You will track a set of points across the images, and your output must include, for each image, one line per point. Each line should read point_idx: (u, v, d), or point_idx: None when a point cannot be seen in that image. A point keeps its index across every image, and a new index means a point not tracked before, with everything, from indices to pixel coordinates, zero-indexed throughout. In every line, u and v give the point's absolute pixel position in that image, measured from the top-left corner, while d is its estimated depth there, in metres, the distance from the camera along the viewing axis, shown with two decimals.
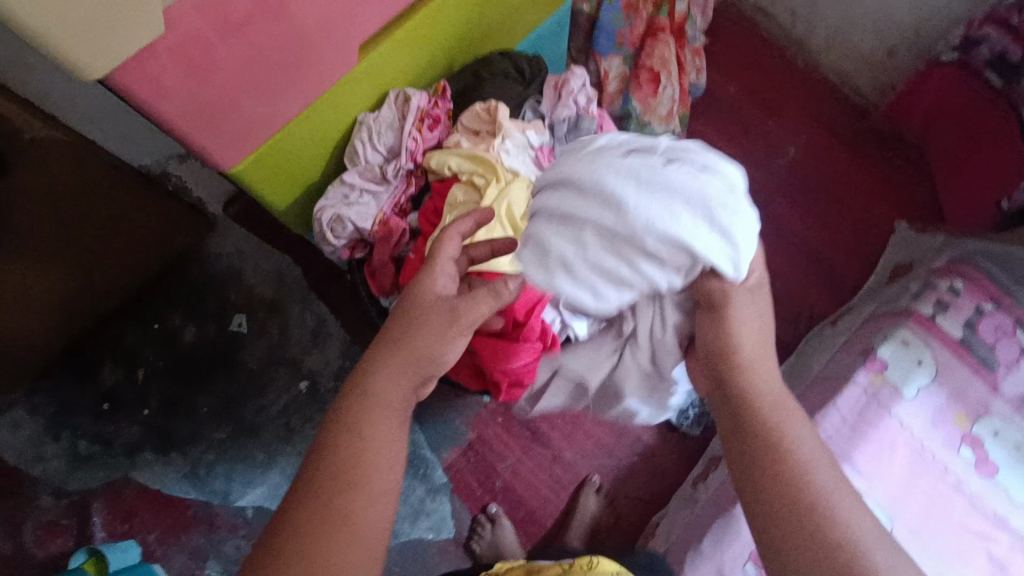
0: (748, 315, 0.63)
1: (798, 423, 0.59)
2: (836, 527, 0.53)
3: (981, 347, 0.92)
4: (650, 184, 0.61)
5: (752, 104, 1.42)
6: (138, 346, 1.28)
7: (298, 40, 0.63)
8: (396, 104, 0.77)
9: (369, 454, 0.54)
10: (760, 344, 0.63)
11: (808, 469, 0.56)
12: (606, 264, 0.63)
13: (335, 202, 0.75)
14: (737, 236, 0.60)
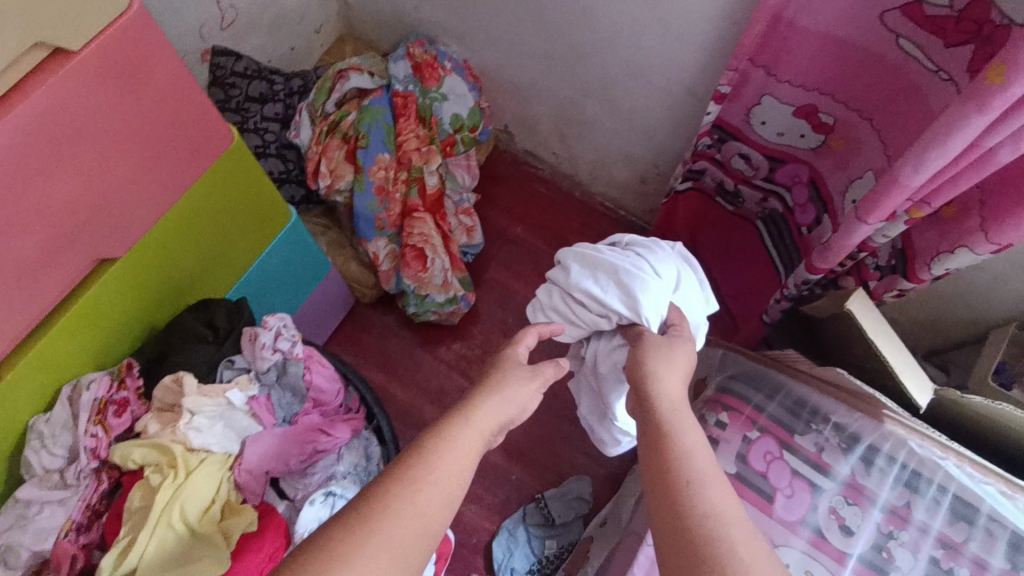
0: (673, 350, 0.66)
1: (693, 428, 0.56)
2: (711, 515, 0.48)
3: (752, 477, 0.90)
4: (598, 263, 0.72)
5: (539, 241, 1.46)
6: None
7: None
8: (71, 399, 0.70)
9: (449, 456, 0.53)
10: (675, 367, 0.64)
11: (691, 465, 0.52)
12: (560, 307, 0.74)
13: (7, 527, 0.67)
14: (651, 304, 0.69)
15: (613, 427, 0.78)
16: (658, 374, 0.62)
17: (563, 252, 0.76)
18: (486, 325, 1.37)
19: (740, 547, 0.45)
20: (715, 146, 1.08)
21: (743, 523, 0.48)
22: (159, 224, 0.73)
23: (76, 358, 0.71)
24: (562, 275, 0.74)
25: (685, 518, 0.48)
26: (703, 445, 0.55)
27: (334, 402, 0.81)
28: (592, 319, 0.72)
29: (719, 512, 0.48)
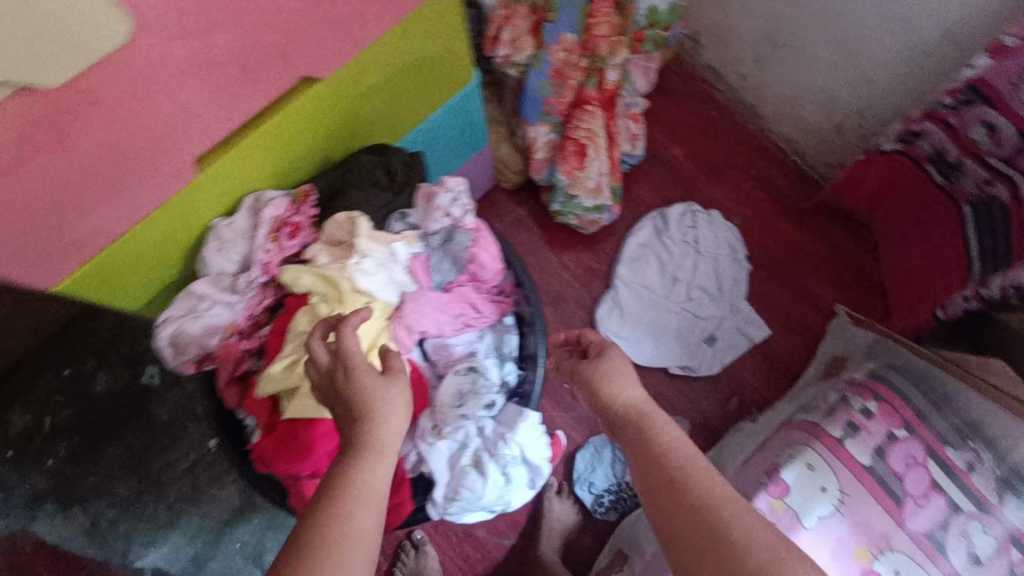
0: (611, 361, 0.67)
1: (663, 420, 0.61)
2: (707, 498, 0.54)
3: (888, 476, 0.87)
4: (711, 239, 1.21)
5: (698, 169, 1.35)
6: (47, 397, 1.25)
7: (99, 161, 0.57)
8: (251, 209, 0.71)
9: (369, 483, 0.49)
10: (625, 374, 0.66)
11: (671, 459, 0.57)
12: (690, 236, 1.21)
13: (181, 314, 0.71)
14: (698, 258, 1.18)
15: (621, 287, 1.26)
16: (613, 394, 0.65)
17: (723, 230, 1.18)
18: (621, 242, 1.31)
19: (733, 527, 0.52)
20: (956, 108, 0.90)
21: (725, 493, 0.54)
22: (362, 57, 0.71)
23: (262, 174, 0.73)
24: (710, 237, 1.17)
25: (689, 512, 0.53)
26: (674, 434, 0.60)
27: (493, 282, 0.76)
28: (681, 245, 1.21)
29: (711, 494, 0.54)
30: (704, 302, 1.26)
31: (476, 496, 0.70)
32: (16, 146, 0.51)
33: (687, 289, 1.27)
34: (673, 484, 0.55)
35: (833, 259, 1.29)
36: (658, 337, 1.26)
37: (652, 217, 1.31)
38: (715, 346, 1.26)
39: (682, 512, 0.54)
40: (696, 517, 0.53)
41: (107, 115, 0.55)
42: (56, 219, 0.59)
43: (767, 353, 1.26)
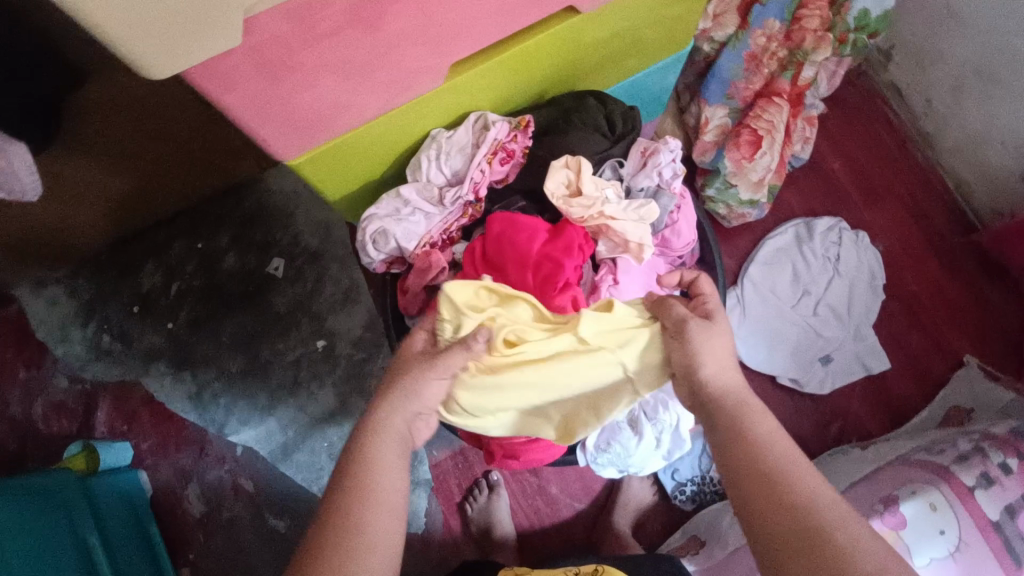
0: (715, 320, 0.59)
1: (760, 413, 0.57)
2: (812, 504, 0.51)
3: (1013, 537, 0.85)
4: (840, 263, 1.25)
5: (853, 186, 1.31)
6: (182, 261, 1.36)
7: (387, 51, 0.58)
8: (473, 128, 0.73)
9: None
10: (722, 344, 0.58)
11: (766, 457, 0.54)
12: (819, 247, 1.25)
13: (384, 214, 0.72)
14: (839, 286, 1.24)
15: (745, 282, 1.25)
16: (708, 371, 0.57)
17: (866, 278, 1.25)
18: (758, 242, 1.28)
19: (839, 535, 0.50)
20: None
21: (830, 502, 0.52)
22: (622, 3, 0.68)
23: (488, 96, 0.74)
24: (853, 274, 1.24)
25: (791, 519, 0.51)
26: (771, 425, 0.56)
27: (681, 252, 0.76)
28: (814, 252, 1.25)
29: (818, 505, 0.51)
30: (829, 321, 1.23)
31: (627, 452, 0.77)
32: (341, 16, 0.51)
33: (816, 304, 1.23)
34: (777, 487, 0.52)
35: (972, 308, 1.25)
36: (771, 344, 1.23)
37: (795, 224, 1.28)
38: (828, 367, 1.22)
39: (788, 521, 0.51)
40: (805, 526, 0.50)
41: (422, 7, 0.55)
42: (327, 95, 0.60)
43: (882, 387, 1.23)
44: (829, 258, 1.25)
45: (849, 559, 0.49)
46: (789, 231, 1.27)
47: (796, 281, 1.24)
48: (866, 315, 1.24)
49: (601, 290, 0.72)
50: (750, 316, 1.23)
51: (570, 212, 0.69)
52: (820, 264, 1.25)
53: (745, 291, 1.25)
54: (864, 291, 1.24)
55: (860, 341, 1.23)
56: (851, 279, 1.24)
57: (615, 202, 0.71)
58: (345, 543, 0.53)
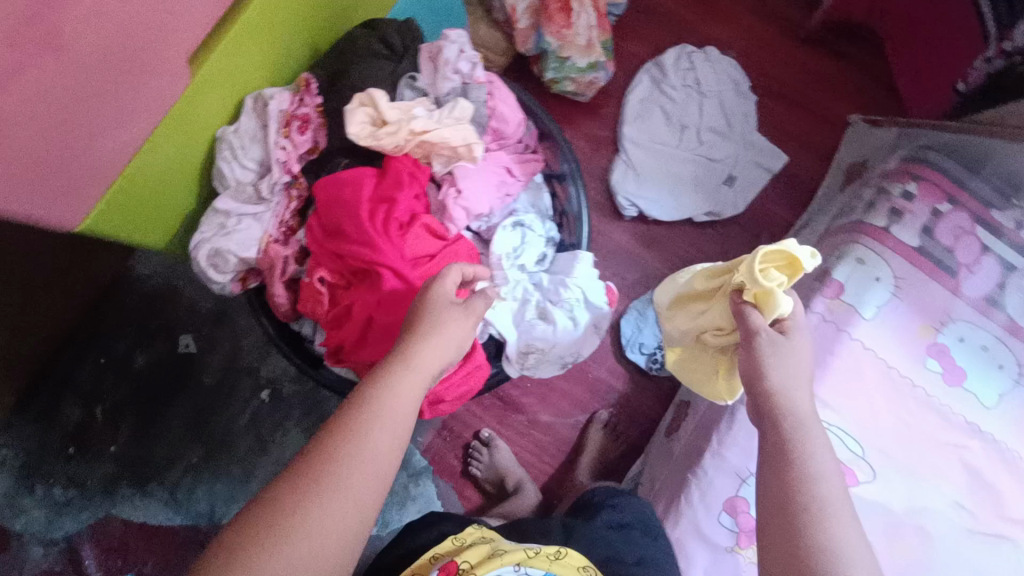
0: (796, 349, 0.63)
1: (813, 431, 0.58)
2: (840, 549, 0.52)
3: (940, 253, 0.87)
4: (702, 84, 1.24)
5: (683, 7, 1.29)
6: (93, 383, 1.29)
7: (112, 65, 0.53)
8: (255, 110, 0.69)
9: (332, 510, 0.48)
10: (798, 369, 0.61)
11: (818, 488, 0.55)
12: (676, 80, 1.24)
13: (210, 234, 0.67)
14: (710, 106, 1.23)
15: (625, 141, 1.22)
16: (780, 383, 0.60)
17: (729, 87, 1.24)
18: (622, 102, 1.25)
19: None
20: None
21: (852, 551, 0.53)
22: None
23: (251, 70, 0.69)
24: (717, 90, 1.24)
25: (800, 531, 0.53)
26: (829, 461, 0.57)
27: (516, 137, 0.75)
28: (673, 86, 1.24)
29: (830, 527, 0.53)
30: (716, 143, 1.22)
31: (551, 343, 0.72)
32: (21, 49, 0.44)
33: (698, 133, 1.23)
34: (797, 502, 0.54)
35: (837, 70, 1.26)
36: (676, 188, 1.21)
37: (646, 69, 1.25)
38: (735, 186, 1.22)
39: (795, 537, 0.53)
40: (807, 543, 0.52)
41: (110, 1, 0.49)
42: (74, 140, 0.54)
43: (791, 180, 1.24)
44: (688, 85, 1.24)
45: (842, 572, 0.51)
46: (645, 78, 1.25)
47: (670, 120, 1.23)
48: (744, 122, 1.24)
49: (449, 206, 0.70)
50: (645, 173, 1.21)
51: (383, 143, 0.66)
52: (684, 94, 1.23)
53: (628, 150, 1.22)
54: (732, 100, 1.24)
55: (751, 148, 1.23)
56: (718, 96, 1.24)
57: (425, 116, 0.67)
58: (348, 454, 0.50)
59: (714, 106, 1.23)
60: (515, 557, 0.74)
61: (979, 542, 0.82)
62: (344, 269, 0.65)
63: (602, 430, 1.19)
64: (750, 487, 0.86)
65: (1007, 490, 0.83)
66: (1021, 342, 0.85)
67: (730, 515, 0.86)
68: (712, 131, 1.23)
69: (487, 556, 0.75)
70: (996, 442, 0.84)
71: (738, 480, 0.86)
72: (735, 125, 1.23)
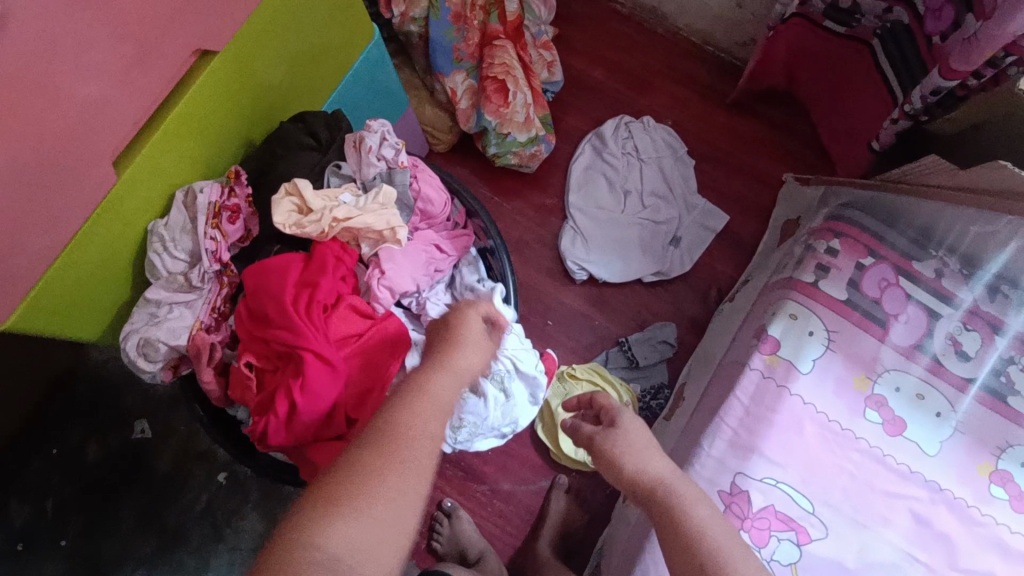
0: (626, 424, 0.68)
1: (690, 490, 0.61)
2: (745, 571, 0.55)
3: (867, 305, 0.90)
4: (641, 149, 1.29)
5: (620, 81, 1.37)
6: (43, 477, 1.24)
7: (28, 174, 0.56)
8: (186, 203, 0.71)
9: (396, 484, 0.50)
10: (641, 442, 0.66)
11: (701, 527, 0.58)
12: (616, 146, 1.29)
13: (141, 325, 0.69)
14: (650, 170, 1.29)
15: (570, 206, 1.27)
16: (636, 465, 0.64)
17: (666, 149, 1.31)
18: (566, 171, 1.31)
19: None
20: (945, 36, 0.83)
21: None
22: (248, 22, 0.70)
23: (182, 165, 0.72)
24: (655, 153, 1.30)
25: (710, 574, 0.54)
26: (703, 507, 0.60)
27: (442, 214, 0.80)
28: (615, 152, 1.29)
29: (741, 567, 0.55)
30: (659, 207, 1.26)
31: (483, 417, 0.72)
32: None
33: (640, 198, 1.27)
34: (695, 554, 0.56)
35: (769, 132, 1.33)
36: (623, 251, 1.25)
37: (588, 139, 1.31)
38: (681, 247, 1.26)
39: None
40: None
41: (16, 118, 0.52)
42: None
43: (734, 237, 1.28)
44: (627, 151, 1.29)
45: None
46: (587, 146, 1.31)
47: (612, 183, 1.28)
48: (685, 183, 1.29)
49: (374, 286, 0.72)
50: (594, 237, 1.25)
51: (309, 232, 0.68)
52: (624, 159, 1.29)
53: (575, 214, 1.26)
54: (670, 162, 1.30)
55: (693, 207, 1.28)
56: (657, 159, 1.29)
57: (352, 203, 0.70)
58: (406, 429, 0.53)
59: (654, 168, 1.29)
60: None
61: None
62: (268, 353, 0.67)
63: (565, 497, 1.17)
64: None
65: (958, 540, 0.81)
66: (945, 380, 0.87)
67: None
68: (655, 193, 1.28)
69: None
70: (941, 490, 0.83)
71: None
72: (676, 185, 1.28)
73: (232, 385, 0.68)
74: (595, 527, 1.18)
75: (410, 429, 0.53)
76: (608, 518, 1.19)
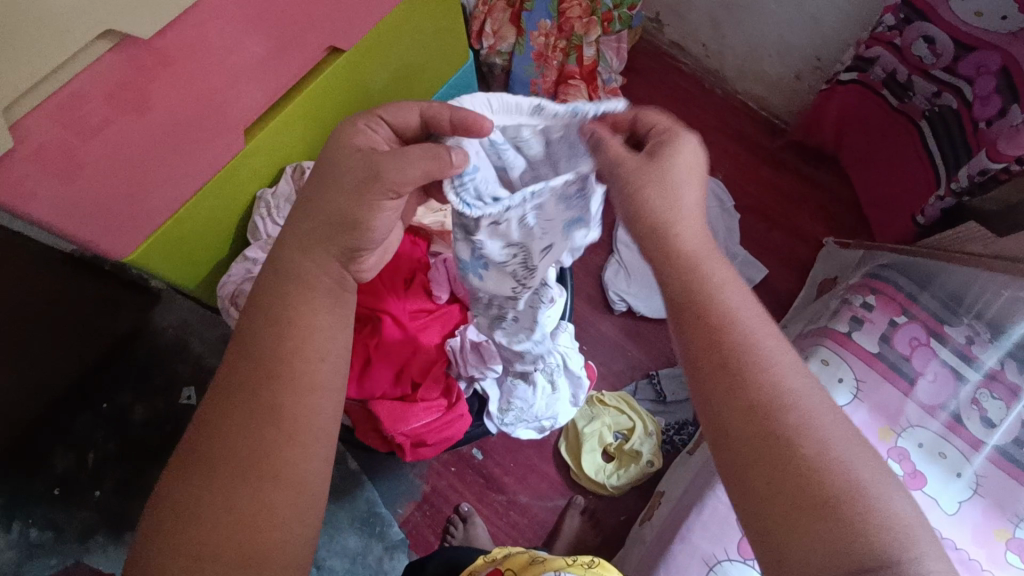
0: (684, 150, 0.53)
1: (728, 281, 0.51)
2: (775, 386, 0.46)
3: (896, 358, 0.95)
4: None
5: None
6: (89, 431, 1.24)
7: (174, 126, 0.66)
8: (293, 177, 0.81)
9: (275, 489, 0.49)
10: (681, 176, 0.52)
11: (733, 323, 0.48)
12: None
13: (237, 277, 0.78)
14: None
15: (620, 241, 1.33)
16: (662, 216, 0.51)
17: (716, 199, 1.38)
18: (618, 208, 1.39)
19: (807, 423, 0.45)
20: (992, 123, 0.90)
21: (813, 408, 0.46)
22: (370, 32, 0.80)
23: (295, 146, 0.83)
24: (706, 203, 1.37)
25: (745, 386, 0.46)
26: (744, 296, 0.50)
27: None
28: None
29: (783, 392, 0.46)
30: None
31: (529, 404, 0.82)
32: (106, 108, 0.59)
33: None
34: (728, 367, 0.47)
35: (812, 197, 1.40)
36: None
37: None
38: None
39: (732, 406, 0.46)
40: (756, 402, 0.46)
41: (173, 77, 0.63)
42: (132, 182, 0.65)
43: (770, 290, 1.34)
44: None
45: (816, 449, 0.44)
46: None
47: None
48: (731, 233, 1.35)
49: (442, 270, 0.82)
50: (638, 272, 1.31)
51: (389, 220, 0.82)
52: None
53: (623, 250, 1.33)
54: (718, 212, 1.37)
55: (738, 257, 1.34)
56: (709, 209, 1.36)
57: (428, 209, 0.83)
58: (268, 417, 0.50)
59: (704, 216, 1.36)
60: (555, 564, 0.68)
61: None
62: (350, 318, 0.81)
63: (579, 516, 1.20)
64: None
65: None
66: (962, 439, 0.90)
67: None
68: None
69: (528, 562, 0.72)
70: (958, 549, 0.84)
71: (706, 567, 0.87)
72: (723, 235, 1.35)
73: None
74: (605, 551, 1.20)
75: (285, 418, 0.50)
76: (619, 544, 1.21)
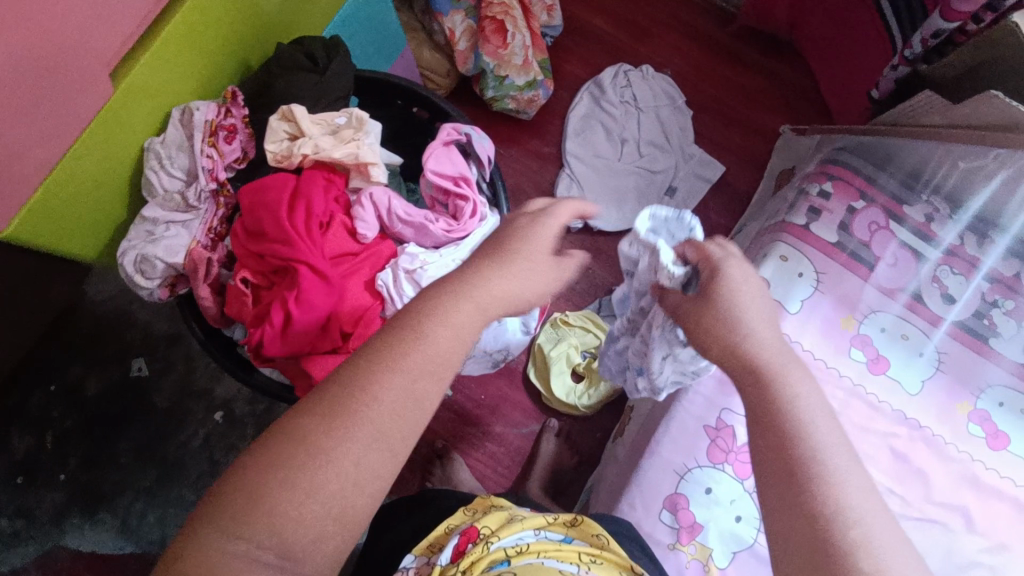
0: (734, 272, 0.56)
1: (800, 377, 0.50)
2: (812, 436, 0.46)
3: (856, 246, 0.92)
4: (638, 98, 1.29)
5: (620, 29, 1.36)
6: (44, 411, 1.17)
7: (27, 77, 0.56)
8: (181, 122, 0.74)
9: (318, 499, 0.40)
10: (750, 287, 0.55)
11: (804, 416, 0.47)
12: (614, 95, 1.29)
13: (138, 241, 0.74)
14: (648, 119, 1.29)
15: (568, 154, 1.27)
16: (727, 303, 0.53)
17: (664, 97, 1.30)
18: (565, 119, 1.30)
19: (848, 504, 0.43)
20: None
21: (859, 499, 0.44)
22: None
23: (178, 83, 0.73)
24: (654, 103, 1.30)
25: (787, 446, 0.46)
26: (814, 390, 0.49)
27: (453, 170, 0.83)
28: (615, 101, 1.29)
29: (825, 471, 0.44)
30: (656, 156, 1.27)
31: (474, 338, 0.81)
32: None
33: (637, 147, 1.27)
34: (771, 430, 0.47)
35: (767, 84, 1.33)
36: (620, 200, 1.25)
37: (586, 88, 1.31)
38: (677, 196, 1.26)
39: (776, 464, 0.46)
40: (802, 473, 0.44)
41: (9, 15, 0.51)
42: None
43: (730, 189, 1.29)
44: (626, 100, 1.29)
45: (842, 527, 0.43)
46: (586, 97, 1.31)
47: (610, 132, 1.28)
48: (682, 132, 1.29)
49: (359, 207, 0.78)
50: (591, 185, 1.25)
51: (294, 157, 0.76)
52: (621, 108, 1.29)
53: (573, 164, 1.26)
54: (666, 110, 1.30)
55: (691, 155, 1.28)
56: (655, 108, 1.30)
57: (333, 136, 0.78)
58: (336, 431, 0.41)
59: (653, 118, 1.29)
60: (535, 522, 0.65)
61: (912, 528, 0.82)
62: (262, 269, 0.76)
63: (555, 440, 1.19)
64: (689, 483, 0.85)
65: (934, 472, 0.84)
66: (923, 317, 0.89)
67: (672, 511, 0.85)
68: (653, 143, 1.27)
69: (506, 518, 0.67)
70: (922, 428, 0.85)
71: (677, 476, 0.86)
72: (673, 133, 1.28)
73: (234, 300, 0.77)
74: (584, 469, 1.20)
75: (344, 446, 0.41)
76: (597, 461, 1.21)
